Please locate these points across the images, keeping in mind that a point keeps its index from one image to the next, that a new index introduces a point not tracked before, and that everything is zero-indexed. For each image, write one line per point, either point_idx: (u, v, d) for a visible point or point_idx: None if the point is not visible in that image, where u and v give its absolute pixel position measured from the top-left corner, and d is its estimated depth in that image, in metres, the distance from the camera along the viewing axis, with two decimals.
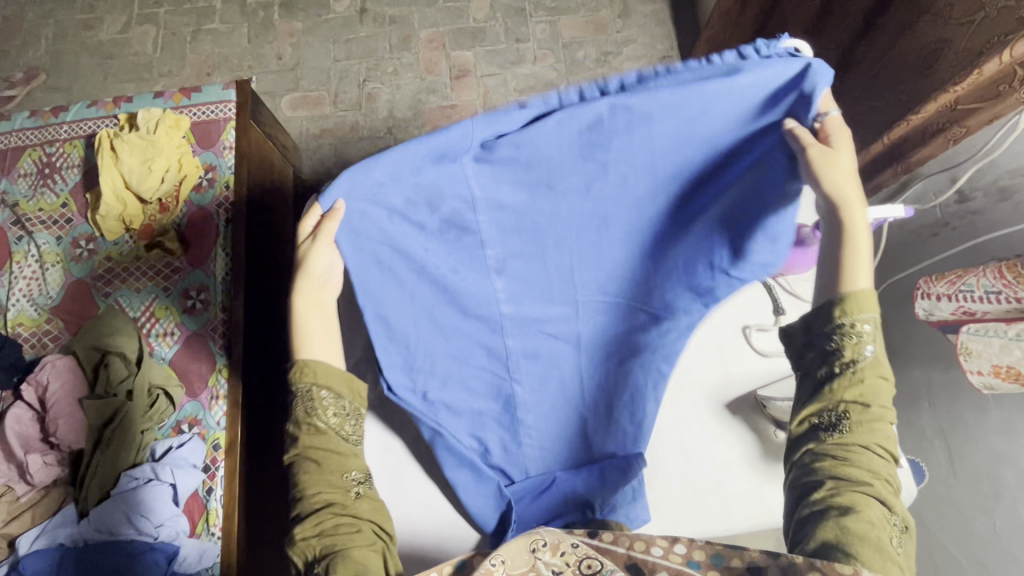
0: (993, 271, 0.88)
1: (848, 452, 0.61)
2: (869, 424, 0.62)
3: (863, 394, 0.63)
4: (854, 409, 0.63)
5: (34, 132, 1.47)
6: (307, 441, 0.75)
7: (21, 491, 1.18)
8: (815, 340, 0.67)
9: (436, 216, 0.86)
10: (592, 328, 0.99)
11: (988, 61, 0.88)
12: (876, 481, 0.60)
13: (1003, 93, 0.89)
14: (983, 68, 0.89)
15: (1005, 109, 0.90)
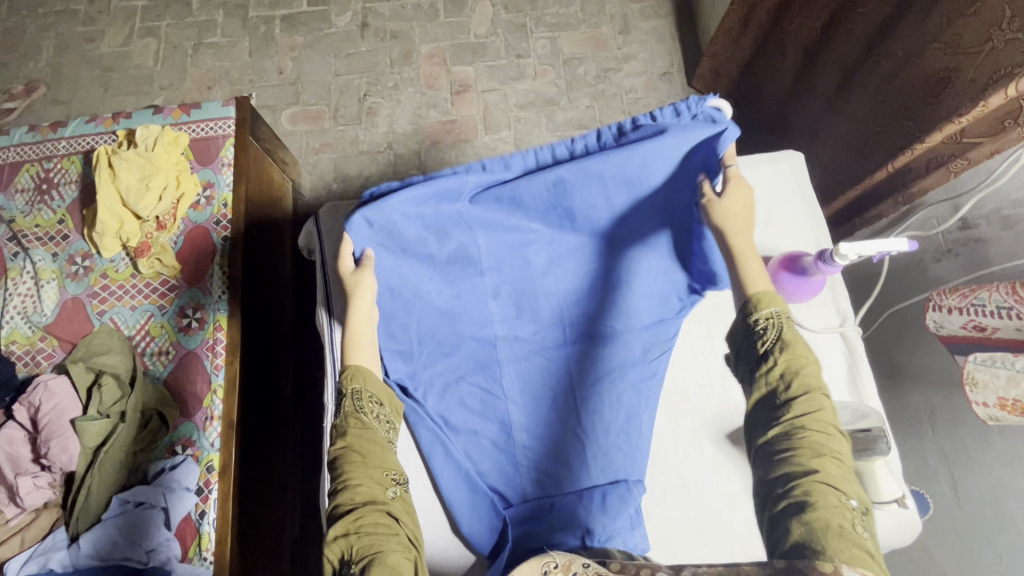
0: (1006, 287, 0.87)
1: (791, 442, 0.65)
2: (804, 408, 0.67)
3: (789, 375, 0.69)
4: (788, 394, 0.68)
5: (33, 147, 1.47)
6: (352, 436, 0.82)
7: (11, 514, 1.14)
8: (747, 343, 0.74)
9: (443, 250, 0.98)
10: (581, 352, 1.02)
11: (993, 95, 0.89)
12: (824, 463, 0.63)
13: (1009, 127, 0.91)
14: (988, 102, 0.90)
15: (1006, 144, 0.93)
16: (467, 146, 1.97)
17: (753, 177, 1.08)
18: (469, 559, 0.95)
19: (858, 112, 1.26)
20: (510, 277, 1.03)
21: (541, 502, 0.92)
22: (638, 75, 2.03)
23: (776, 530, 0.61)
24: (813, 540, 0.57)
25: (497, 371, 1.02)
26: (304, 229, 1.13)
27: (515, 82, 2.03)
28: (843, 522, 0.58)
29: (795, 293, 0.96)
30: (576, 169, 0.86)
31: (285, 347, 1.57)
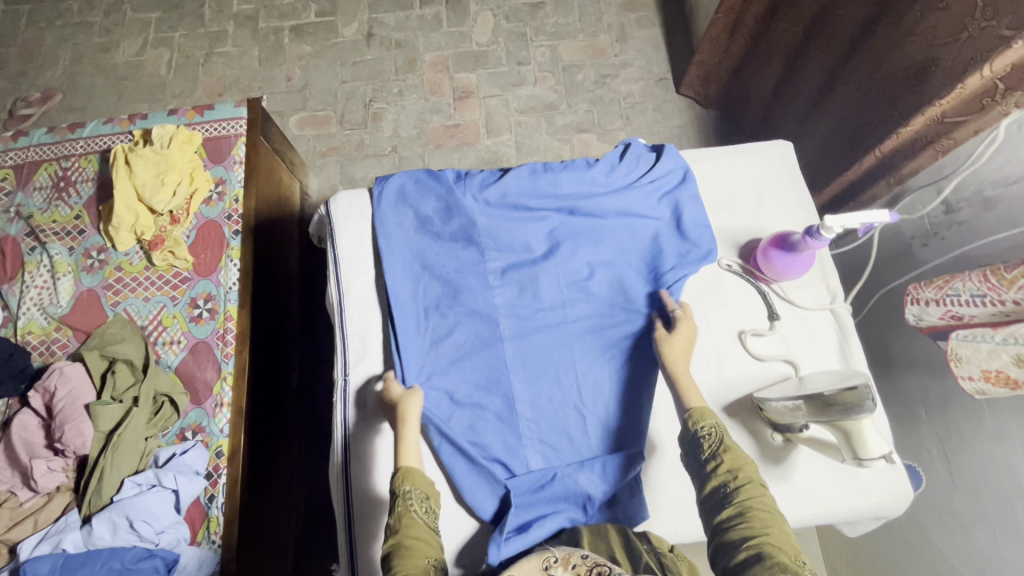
0: (977, 274, 0.90)
1: (745, 515, 0.72)
2: (747, 488, 0.75)
3: (732, 465, 0.78)
4: (731, 479, 0.77)
5: (51, 147, 1.52)
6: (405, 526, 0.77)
7: (25, 497, 1.18)
8: (692, 449, 0.83)
9: (450, 233, 1.07)
10: (582, 329, 1.05)
11: (969, 76, 0.94)
12: (771, 533, 0.70)
13: (987, 106, 0.96)
14: (967, 83, 0.96)
15: (988, 121, 0.98)
16: (470, 149, 2.02)
17: (743, 164, 1.13)
18: (469, 527, 0.92)
19: (842, 108, 1.32)
20: (513, 258, 1.08)
21: (546, 471, 0.94)
22: (635, 81, 2.09)
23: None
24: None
25: (500, 346, 1.03)
26: (314, 218, 1.17)
27: (516, 88, 2.09)
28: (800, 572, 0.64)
29: (789, 269, 1.00)
30: (561, 175, 1.09)
31: (290, 342, 1.59)
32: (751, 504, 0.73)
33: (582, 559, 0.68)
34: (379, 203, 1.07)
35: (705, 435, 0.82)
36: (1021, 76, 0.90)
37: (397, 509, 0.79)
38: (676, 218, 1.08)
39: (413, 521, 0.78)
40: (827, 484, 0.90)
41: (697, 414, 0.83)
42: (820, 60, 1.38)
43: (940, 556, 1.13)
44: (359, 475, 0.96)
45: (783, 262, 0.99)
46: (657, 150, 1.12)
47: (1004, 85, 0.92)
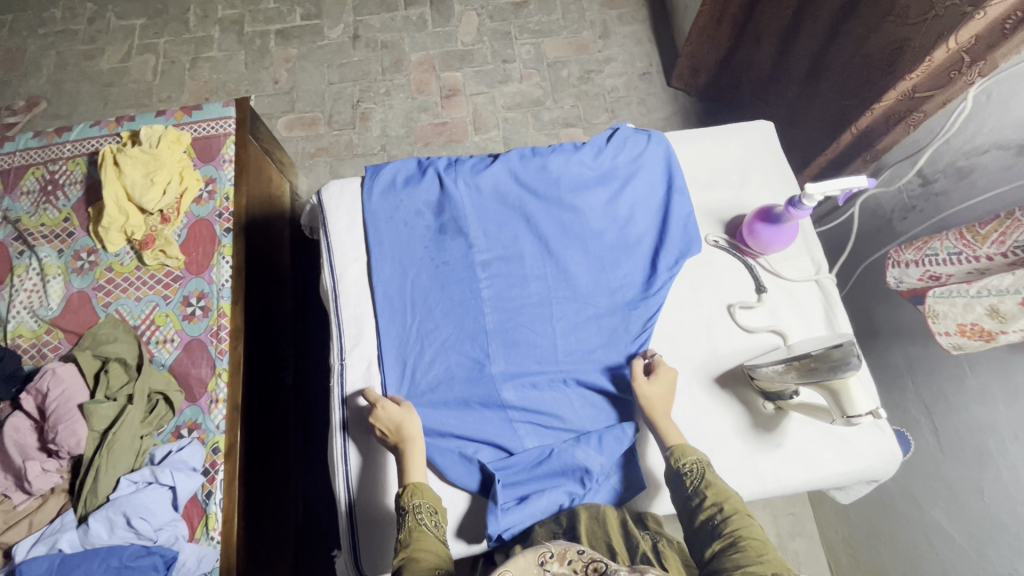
0: (954, 233, 0.93)
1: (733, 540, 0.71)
2: (731, 517, 0.75)
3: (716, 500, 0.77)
4: (717, 512, 0.76)
5: (38, 151, 1.52)
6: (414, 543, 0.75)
7: (19, 500, 1.16)
8: (677, 488, 0.83)
9: (436, 221, 1.04)
10: (571, 314, 1.01)
11: (937, 49, 0.98)
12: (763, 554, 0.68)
13: (953, 79, 1.00)
14: (934, 56, 0.99)
15: (954, 92, 1.02)
16: (458, 146, 2.04)
17: (725, 144, 1.15)
18: (464, 502, 0.92)
19: (827, 91, 1.37)
20: (501, 249, 1.04)
21: (542, 448, 0.93)
22: (619, 76, 2.13)
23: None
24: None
25: (488, 339, 0.99)
26: (306, 207, 1.16)
27: (502, 86, 2.12)
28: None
29: (774, 242, 1.02)
30: (549, 158, 1.07)
31: (284, 340, 1.60)
32: (740, 531, 0.72)
33: (579, 553, 0.60)
34: (369, 193, 1.05)
35: (688, 471, 0.83)
36: (984, 47, 0.93)
37: (407, 524, 0.78)
38: (661, 201, 1.08)
39: (424, 534, 0.76)
40: (817, 448, 0.93)
41: (678, 451, 0.84)
42: (805, 45, 1.42)
43: (932, 520, 1.16)
44: (355, 457, 0.96)
45: (766, 235, 1.01)
46: (644, 133, 1.11)
47: (969, 57, 0.96)
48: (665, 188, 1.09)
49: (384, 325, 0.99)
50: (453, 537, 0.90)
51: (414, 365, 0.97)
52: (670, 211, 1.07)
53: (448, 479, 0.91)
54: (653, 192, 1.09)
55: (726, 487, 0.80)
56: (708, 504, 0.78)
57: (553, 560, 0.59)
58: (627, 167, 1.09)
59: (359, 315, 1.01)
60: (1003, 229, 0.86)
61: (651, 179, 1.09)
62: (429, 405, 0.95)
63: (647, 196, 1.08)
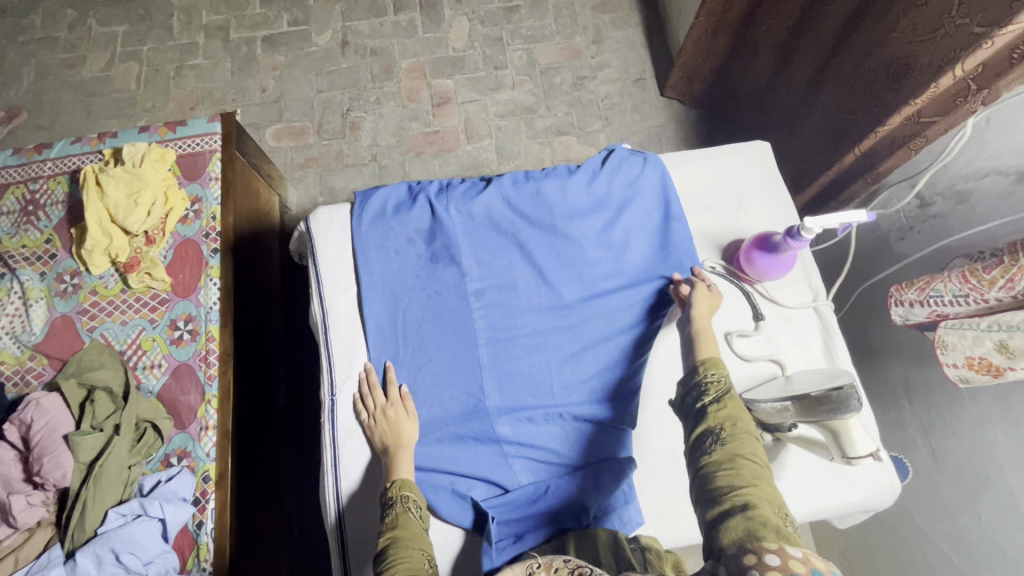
0: (957, 275, 0.91)
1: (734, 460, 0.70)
2: (739, 438, 0.72)
3: (729, 418, 0.74)
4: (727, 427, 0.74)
5: (18, 169, 1.47)
6: (400, 528, 0.76)
7: (4, 534, 1.13)
8: (691, 395, 0.79)
9: (429, 249, 1.02)
10: (566, 346, 0.99)
11: (943, 76, 0.97)
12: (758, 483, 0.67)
13: (959, 105, 0.99)
14: (940, 83, 0.98)
15: (959, 119, 1.01)
16: (450, 156, 2.01)
17: (722, 166, 1.13)
18: (458, 539, 0.90)
19: (829, 101, 1.34)
20: (495, 278, 1.02)
21: (538, 484, 0.92)
22: (612, 82, 2.10)
23: (717, 539, 0.63)
24: (757, 534, 0.60)
25: (482, 371, 0.97)
26: (294, 233, 1.13)
27: (495, 93, 2.09)
28: (782, 528, 0.62)
29: (771, 267, 1.01)
30: (543, 183, 1.05)
31: (276, 358, 1.57)
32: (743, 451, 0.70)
33: (564, 562, 0.67)
34: (359, 221, 1.03)
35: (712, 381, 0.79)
36: (992, 75, 0.92)
37: (395, 511, 0.79)
38: (657, 227, 1.06)
39: (410, 520, 0.78)
40: (816, 480, 0.92)
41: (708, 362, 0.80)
42: (806, 54, 1.40)
43: (928, 540, 1.15)
44: (346, 495, 0.92)
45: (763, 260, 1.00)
46: (641, 155, 1.09)
47: (976, 85, 0.95)
48: (662, 215, 1.07)
49: (375, 358, 0.97)
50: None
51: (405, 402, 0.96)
52: (667, 238, 1.05)
53: (440, 517, 0.89)
54: (650, 218, 1.07)
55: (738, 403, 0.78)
56: (716, 411, 0.75)
57: (540, 570, 0.67)
58: (623, 193, 1.07)
59: (351, 349, 0.98)
60: (1010, 275, 0.84)
61: (649, 205, 1.07)
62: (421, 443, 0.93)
63: (644, 222, 1.06)
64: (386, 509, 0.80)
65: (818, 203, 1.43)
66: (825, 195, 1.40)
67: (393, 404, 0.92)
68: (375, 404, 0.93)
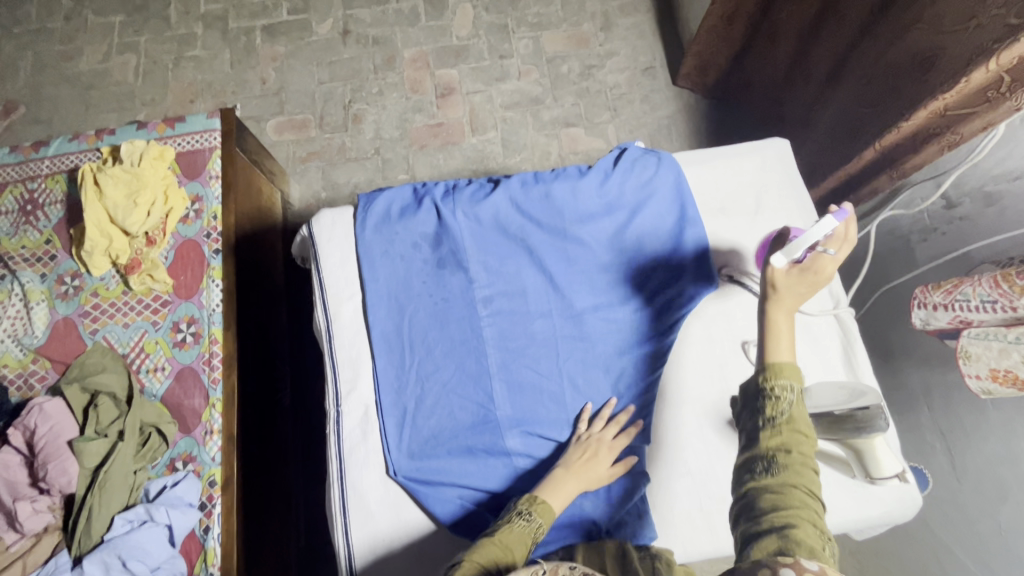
0: (988, 280, 0.89)
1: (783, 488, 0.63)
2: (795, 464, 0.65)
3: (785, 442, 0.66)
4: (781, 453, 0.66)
5: (15, 168, 1.45)
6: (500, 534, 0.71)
7: (11, 540, 1.13)
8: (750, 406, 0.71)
9: (435, 254, 0.99)
10: (578, 356, 0.96)
11: (976, 69, 0.92)
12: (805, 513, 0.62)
13: (992, 100, 0.93)
14: (972, 77, 0.93)
15: (997, 116, 0.95)
16: (455, 148, 1.96)
17: (738, 165, 1.09)
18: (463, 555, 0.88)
19: (848, 95, 1.29)
20: (504, 285, 0.98)
21: None
22: (620, 71, 2.04)
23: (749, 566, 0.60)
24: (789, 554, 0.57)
25: (491, 381, 0.94)
26: (296, 238, 1.10)
27: (500, 83, 2.03)
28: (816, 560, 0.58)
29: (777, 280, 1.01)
30: (552, 185, 1.01)
31: (281, 359, 1.55)
32: (795, 480, 0.64)
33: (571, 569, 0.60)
34: (362, 226, 1.00)
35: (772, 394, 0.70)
36: None
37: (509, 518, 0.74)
38: (672, 230, 1.03)
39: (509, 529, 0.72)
40: (833, 495, 0.87)
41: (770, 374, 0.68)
42: (827, 45, 1.34)
43: (945, 548, 1.13)
44: (356, 508, 0.89)
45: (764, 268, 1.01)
46: (654, 154, 1.05)
47: (1011, 78, 0.90)
48: (677, 217, 1.03)
49: (381, 367, 0.95)
50: None
51: (410, 413, 0.93)
52: (683, 241, 1.01)
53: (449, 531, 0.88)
54: (664, 220, 1.03)
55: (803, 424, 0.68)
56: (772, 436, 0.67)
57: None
58: (635, 194, 1.03)
59: (358, 359, 0.96)
60: None
61: (663, 206, 1.03)
62: (429, 457, 0.91)
63: (658, 224, 1.02)
64: (517, 514, 0.75)
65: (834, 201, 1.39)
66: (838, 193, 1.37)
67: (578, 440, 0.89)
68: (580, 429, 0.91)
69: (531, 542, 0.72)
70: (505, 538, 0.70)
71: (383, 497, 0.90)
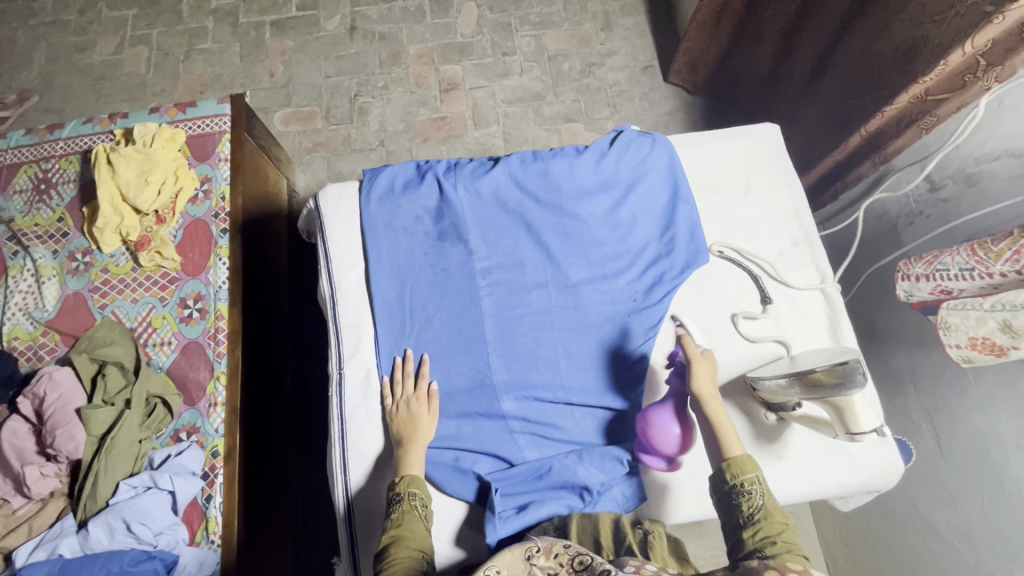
0: (965, 249, 0.93)
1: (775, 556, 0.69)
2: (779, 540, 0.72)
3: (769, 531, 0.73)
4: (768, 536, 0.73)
5: (30, 149, 1.49)
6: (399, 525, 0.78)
7: (18, 504, 1.17)
8: (728, 507, 0.78)
9: (436, 227, 1.03)
10: (572, 326, 1.00)
11: (952, 53, 0.97)
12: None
13: (968, 82, 1.00)
14: (949, 59, 0.99)
15: (970, 97, 1.02)
16: (457, 141, 2.01)
17: (730, 148, 1.13)
18: (458, 514, 0.91)
19: (834, 87, 1.33)
20: (502, 257, 1.02)
21: (542, 461, 0.93)
22: (620, 69, 2.09)
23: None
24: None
25: (488, 349, 0.98)
26: (303, 211, 1.14)
27: (503, 79, 2.08)
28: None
29: (670, 433, 0.89)
30: (550, 163, 1.05)
31: (283, 340, 1.59)
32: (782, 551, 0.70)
33: (565, 547, 0.69)
34: (367, 199, 1.04)
35: (744, 491, 0.77)
36: (1003, 51, 0.93)
37: (400, 507, 0.81)
38: (665, 208, 1.07)
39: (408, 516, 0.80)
40: (820, 460, 0.93)
41: (737, 467, 0.79)
42: (811, 41, 1.38)
43: (929, 524, 1.16)
44: (356, 467, 0.93)
45: (659, 450, 0.89)
46: (649, 134, 1.09)
47: (986, 61, 0.96)
48: (671, 195, 1.07)
49: (383, 333, 0.98)
50: (453, 545, 0.89)
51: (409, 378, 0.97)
52: (675, 218, 1.06)
53: (443, 491, 0.91)
54: (658, 199, 1.07)
55: (779, 512, 0.76)
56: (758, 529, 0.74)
57: (540, 554, 0.69)
58: (630, 174, 1.07)
59: (360, 326, 1.00)
60: (1017, 247, 0.85)
61: (657, 185, 1.08)
62: None
63: (652, 202, 1.07)
64: (393, 504, 0.82)
65: (825, 189, 1.44)
66: (831, 181, 1.41)
67: (418, 397, 0.93)
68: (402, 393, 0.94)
69: (420, 516, 0.81)
70: (405, 528, 0.78)
71: (382, 457, 0.93)
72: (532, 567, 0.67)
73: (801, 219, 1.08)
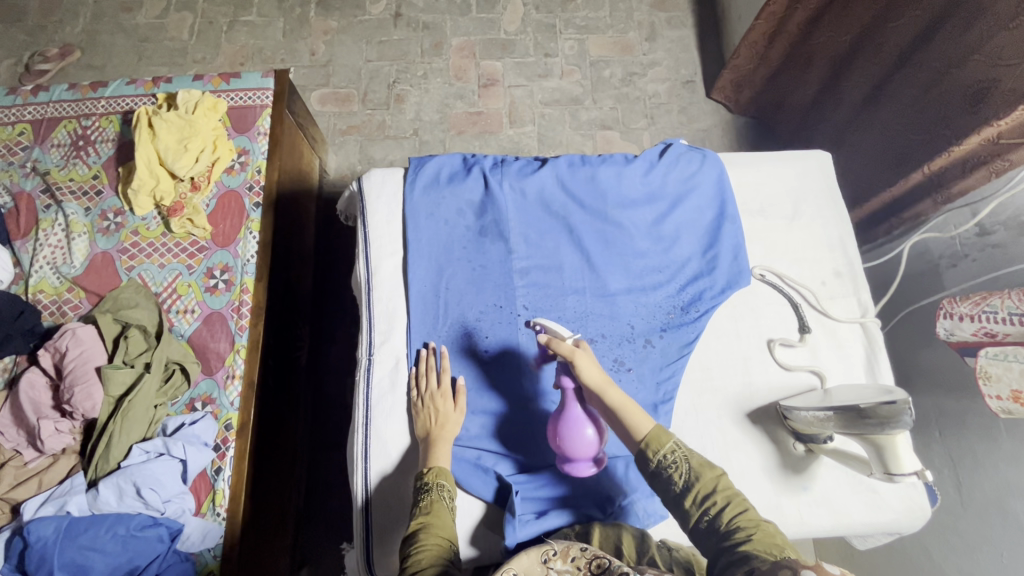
0: (1017, 294, 0.98)
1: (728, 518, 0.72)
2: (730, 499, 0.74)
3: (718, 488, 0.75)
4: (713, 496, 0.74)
5: (71, 105, 1.49)
6: (427, 514, 0.77)
7: (29, 457, 1.17)
8: (659, 481, 0.77)
9: (477, 222, 1.03)
10: (606, 335, 0.99)
11: None
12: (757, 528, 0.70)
13: None
14: None
15: None
16: (491, 138, 2.00)
17: (779, 172, 1.12)
18: (474, 513, 0.91)
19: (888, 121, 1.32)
20: (542, 258, 1.03)
21: (565, 467, 0.94)
22: (661, 81, 2.07)
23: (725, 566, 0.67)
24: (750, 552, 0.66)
25: (519, 350, 0.98)
26: (344, 192, 1.14)
27: (542, 80, 2.07)
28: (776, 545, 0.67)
29: (582, 435, 0.86)
30: (598, 170, 1.06)
31: (303, 319, 1.59)
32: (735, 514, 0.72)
33: (582, 551, 0.67)
34: (411, 187, 1.04)
35: (670, 462, 0.77)
36: None
37: (429, 497, 0.80)
38: (711, 226, 1.07)
39: (438, 506, 0.79)
40: (845, 496, 0.92)
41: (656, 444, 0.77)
42: (864, 72, 1.38)
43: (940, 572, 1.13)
44: (377, 456, 0.92)
45: (577, 454, 0.87)
46: (699, 150, 1.10)
47: None
48: (717, 213, 1.07)
49: (416, 323, 0.98)
50: (468, 543, 0.89)
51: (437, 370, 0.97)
52: (718, 237, 1.06)
53: (463, 488, 0.91)
54: (704, 216, 1.07)
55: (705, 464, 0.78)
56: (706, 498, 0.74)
57: (557, 557, 0.67)
58: (677, 188, 1.08)
59: (394, 315, 0.99)
60: None
61: (704, 201, 1.08)
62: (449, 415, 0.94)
63: (698, 218, 1.07)
64: (421, 493, 0.81)
65: (879, 224, 1.41)
66: (885, 217, 1.39)
67: (443, 393, 0.92)
68: (427, 386, 0.93)
69: (448, 507, 0.80)
70: (434, 518, 0.76)
71: (405, 450, 0.93)
72: (548, 571, 0.66)
73: (847, 251, 1.08)
